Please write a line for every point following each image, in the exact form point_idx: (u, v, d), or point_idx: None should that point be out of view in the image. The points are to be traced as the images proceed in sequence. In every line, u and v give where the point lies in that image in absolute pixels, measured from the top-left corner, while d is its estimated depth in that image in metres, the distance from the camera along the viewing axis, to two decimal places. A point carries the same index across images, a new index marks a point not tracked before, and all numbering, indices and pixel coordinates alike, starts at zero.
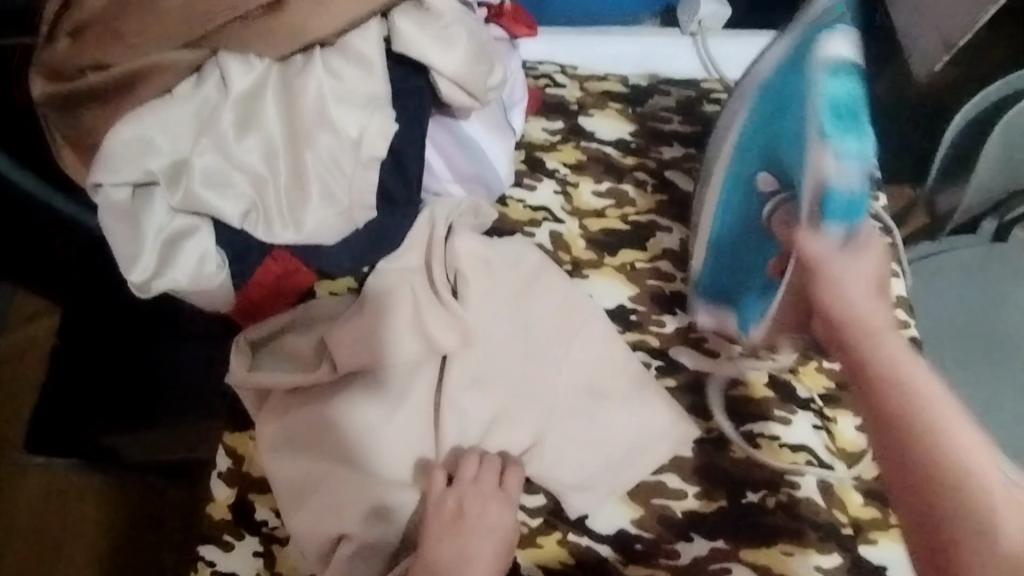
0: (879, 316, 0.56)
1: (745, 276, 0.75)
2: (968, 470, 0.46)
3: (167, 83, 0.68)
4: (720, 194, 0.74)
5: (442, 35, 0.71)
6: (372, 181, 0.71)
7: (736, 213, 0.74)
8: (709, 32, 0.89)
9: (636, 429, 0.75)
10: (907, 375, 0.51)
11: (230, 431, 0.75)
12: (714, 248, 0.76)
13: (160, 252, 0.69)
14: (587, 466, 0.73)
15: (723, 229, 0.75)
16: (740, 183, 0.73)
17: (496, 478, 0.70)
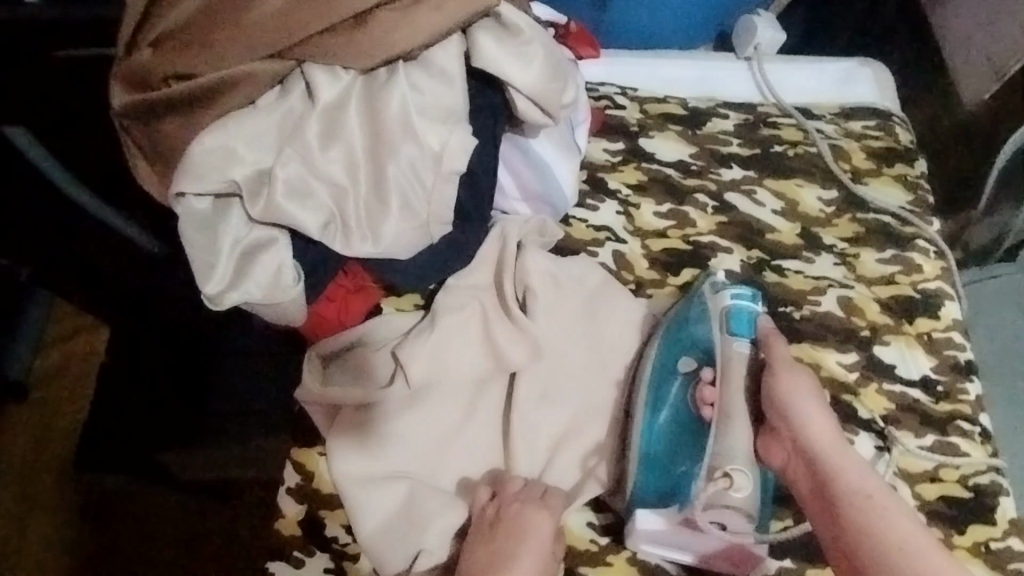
0: (805, 399, 0.70)
1: (679, 458, 0.72)
2: (872, 506, 0.65)
3: (252, 93, 0.68)
4: (660, 357, 0.75)
5: (523, 52, 0.72)
6: (451, 196, 0.71)
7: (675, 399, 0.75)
8: (765, 57, 0.92)
9: None
10: (806, 421, 0.70)
11: (298, 447, 0.72)
12: (654, 402, 0.74)
13: (236, 263, 0.68)
14: None
15: (658, 429, 0.73)
16: (669, 365, 0.75)
17: (540, 492, 0.70)
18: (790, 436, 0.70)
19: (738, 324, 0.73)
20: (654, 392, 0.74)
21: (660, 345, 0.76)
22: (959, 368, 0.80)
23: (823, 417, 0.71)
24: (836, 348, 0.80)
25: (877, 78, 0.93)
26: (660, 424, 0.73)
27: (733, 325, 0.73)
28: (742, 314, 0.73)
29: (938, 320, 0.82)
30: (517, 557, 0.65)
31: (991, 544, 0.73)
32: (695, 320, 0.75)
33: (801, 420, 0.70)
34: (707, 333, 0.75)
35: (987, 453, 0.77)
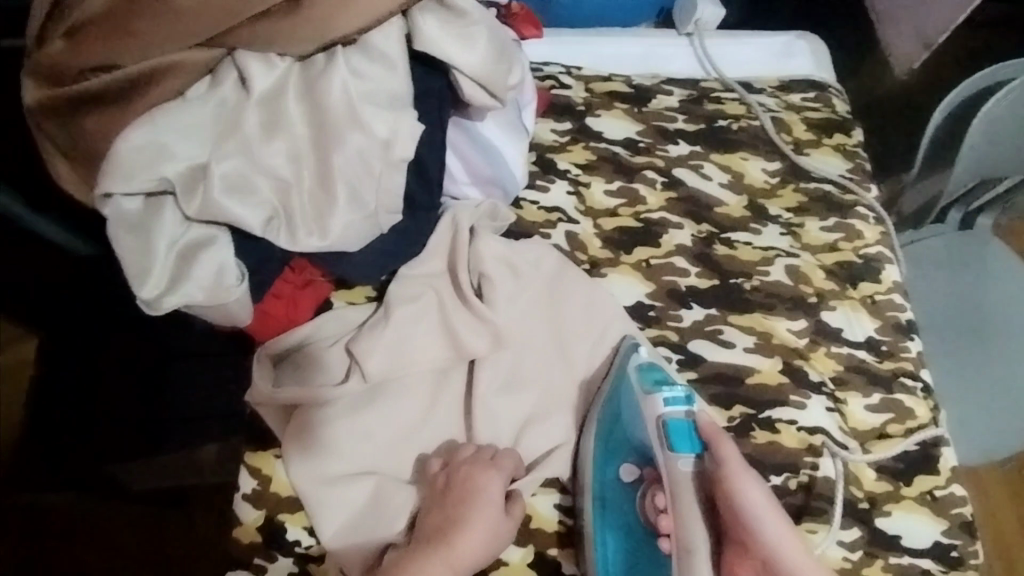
0: (759, 502, 0.62)
1: None
2: None
3: (180, 84, 0.64)
4: (596, 475, 0.71)
5: (465, 33, 0.70)
6: (400, 184, 0.68)
7: (621, 513, 0.70)
8: (706, 33, 0.92)
9: None
10: (764, 528, 0.61)
11: (252, 449, 0.70)
12: (601, 520, 0.70)
13: (174, 265, 0.65)
14: None
15: (612, 552, 0.68)
16: (609, 480, 0.72)
17: (491, 454, 0.70)
18: (756, 555, 0.61)
19: (673, 431, 0.67)
20: (595, 514, 0.70)
21: (595, 455, 0.72)
22: (901, 328, 0.84)
23: (787, 533, 0.62)
24: (785, 316, 0.82)
25: (813, 50, 0.94)
26: (613, 546, 0.69)
27: (671, 432, 0.67)
28: (675, 417, 0.68)
29: (880, 283, 0.85)
30: (468, 514, 0.65)
31: (936, 492, 0.77)
32: (628, 420, 0.72)
33: (759, 541, 0.61)
34: (643, 438, 0.71)
35: (932, 406, 0.81)
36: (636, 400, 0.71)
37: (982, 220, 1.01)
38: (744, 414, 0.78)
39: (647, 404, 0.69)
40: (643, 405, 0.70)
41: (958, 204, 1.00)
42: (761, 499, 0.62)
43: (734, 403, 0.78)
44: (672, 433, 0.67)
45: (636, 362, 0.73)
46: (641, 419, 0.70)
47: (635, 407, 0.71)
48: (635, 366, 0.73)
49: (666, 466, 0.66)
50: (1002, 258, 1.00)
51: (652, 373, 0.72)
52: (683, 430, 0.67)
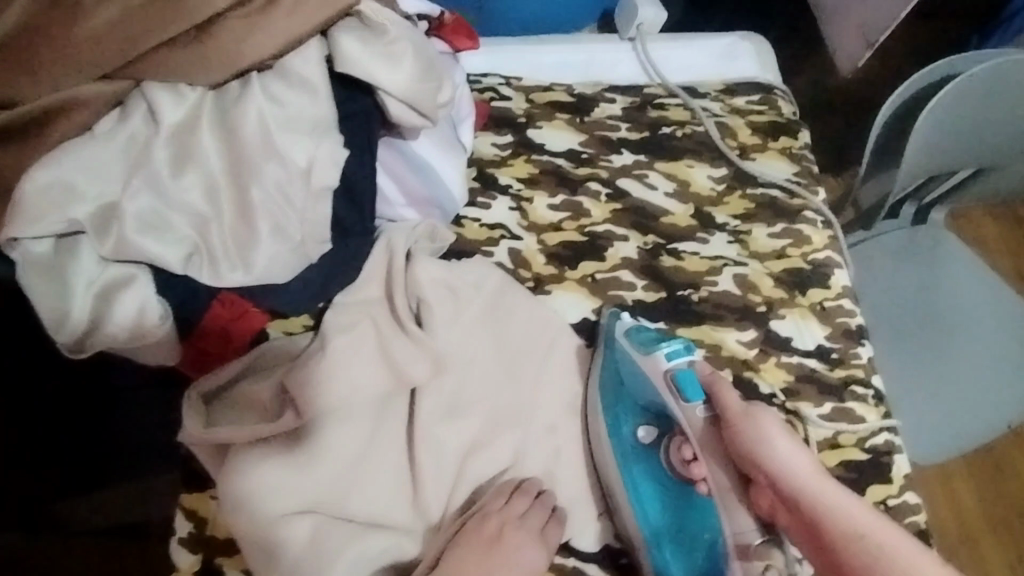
0: (767, 429, 0.69)
1: (686, 532, 0.68)
2: (879, 549, 0.61)
3: (87, 119, 0.61)
4: (613, 440, 0.72)
5: (387, 52, 0.68)
6: (326, 213, 0.67)
7: (648, 467, 0.72)
8: (648, 37, 0.90)
9: None
10: (773, 455, 0.67)
11: (187, 491, 0.68)
12: (630, 479, 0.71)
13: (92, 306, 0.63)
14: (576, 483, 0.74)
15: (649, 508, 0.70)
16: (625, 439, 0.73)
17: (541, 522, 0.68)
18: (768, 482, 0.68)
19: (683, 379, 0.73)
20: (627, 479, 0.71)
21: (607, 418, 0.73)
22: (851, 334, 0.83)
23: (797, 452, 0.68)
24: (735, 327, 0.81)
25: (757, 52, 0.93)
26: (648, 502, 0.70)
27: (681, 378, 0.72)
28: (682, 366, 0.73)
29: (829, 289, 0.84)
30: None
31: (890, 501, 0.76)
32: (631, 385, 0.75)
33: (773, 467, 0.67)
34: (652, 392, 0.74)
35: (882, 412, 0.80)
36: (636, 356, 0.74)
37: (934, 214, 1.02)
38: None
39: (651, 358, 0.73)
40: (647, 359, 0.73)
41: (910, 200, 1.00)
42: (767, 428, 0.69)
43: None
44: (681, 379, 0.73)
45: (623, 325, 0.76)
46: (648, 379, 0.73)
47: (633, 367, 0.74)
48: (625, 330, 0.76)
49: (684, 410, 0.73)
50: (954, 252, 1.01)
51: (642, 333, 0.75)
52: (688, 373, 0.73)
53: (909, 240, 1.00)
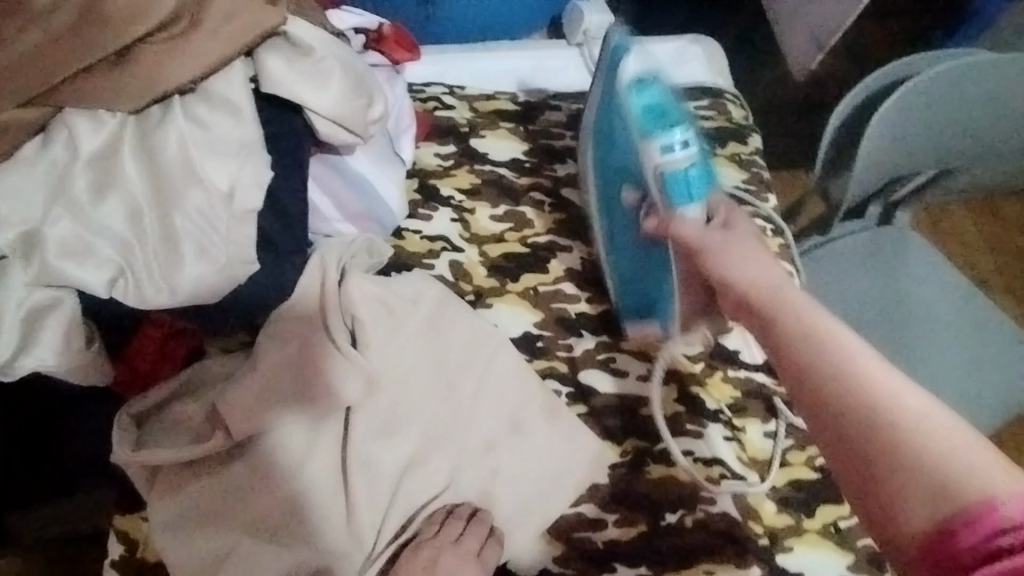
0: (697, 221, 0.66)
1: (639, 273, 0.76)
2: (884, 400, 0.45)
3: (10, 146, 0.61)
4: (598, 173, 0.78)
5: (315, 71, 0.67)
6: (251, 235, 0.66)
7: (622, 215, 0.76)
8: (596, 43, 0.89)
9: (553, 455, 0.73)
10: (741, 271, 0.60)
11: (121, 513, 0.69)
12: (606, 208, 0.78)
13: (20, 331, 0.63)
14: (519, 498, 0.72)
15: (624, 245, 0.77)
16: (607, 157, 0.77)
17: (477, 547, 0.68)
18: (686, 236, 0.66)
19: (674, 180, 0.66)
20: (604, 201, 0.78)
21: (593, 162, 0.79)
22: None
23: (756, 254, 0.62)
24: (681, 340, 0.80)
25: (707, 54, 0.92)
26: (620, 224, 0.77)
27: (682, 180, 0.66)
28: (675, 176, 0.66)
29: None
30: None
31: (839, 523, 0.73)
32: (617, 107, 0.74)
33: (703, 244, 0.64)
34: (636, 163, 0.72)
35: None
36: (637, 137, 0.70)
37: (900, 216, 1.00)
38: (636, 448, 0.75)
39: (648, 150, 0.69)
40: (646, 149, 0.69)
41: (876, 199, 0.98)
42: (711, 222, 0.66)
43: (627, 437, 0.75)
44: (677, 175, 0.66)
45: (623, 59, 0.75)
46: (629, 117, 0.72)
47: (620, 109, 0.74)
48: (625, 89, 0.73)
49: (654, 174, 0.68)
50: (917, 251, 0.99)
51: (646, 90, 0.71)
52: (690, 182, 0.66)
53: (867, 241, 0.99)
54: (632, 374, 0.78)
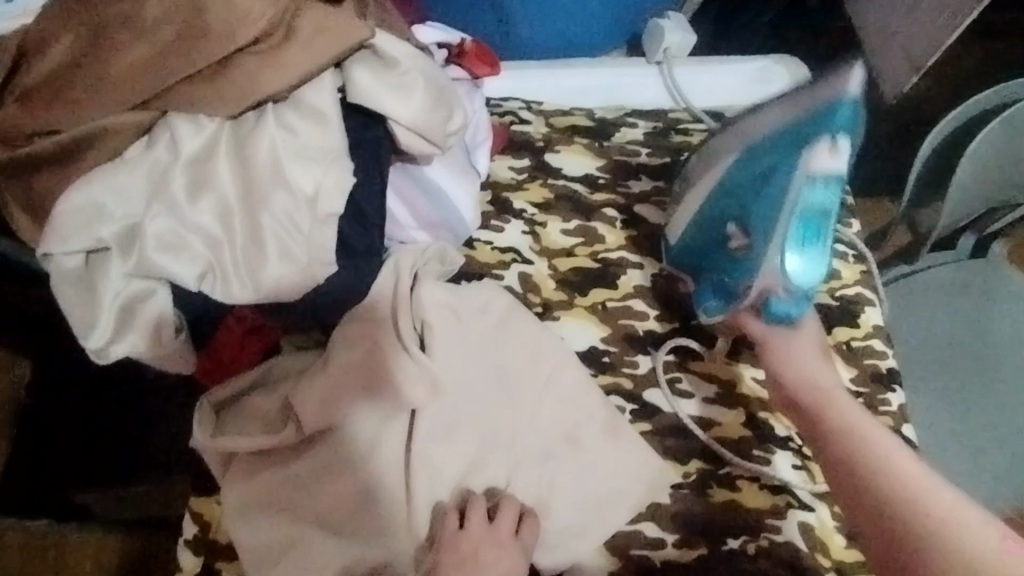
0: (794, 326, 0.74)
1: (711, 256, 0.77)
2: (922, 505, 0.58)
3: (118, 146, 0.66)
4: (720, 182, 0.74)
5: (398, 82, 0.70)
6: (332, 237, 0.69)
7: (720, 220, 0.75)
8: (675, 61, 0.88)
9: (611, 475, 0.72)
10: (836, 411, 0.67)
11: (196, 495, 0.72)
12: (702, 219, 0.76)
13: (117, 318, 0.67)
14: (575, 511, 0.71)
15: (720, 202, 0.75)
16: (734, 188, 0.74)
17: (512, 527, 0.67)
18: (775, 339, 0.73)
19: (775, 309, 0.72)
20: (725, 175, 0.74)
21: (721, 179, 0.74)
22: (881, 378, 0.79)
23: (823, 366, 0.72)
24: (749, 363, 0.80)
25: (792, 75, 0.89)
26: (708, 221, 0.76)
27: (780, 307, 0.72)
28: (778, 305, 0.72)
29: (858, 328, 0.81)
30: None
31: None
32: (782, 163, 0.69)
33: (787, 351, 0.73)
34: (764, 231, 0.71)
35: None
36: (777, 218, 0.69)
37: (996, 247, 0.95)
38: (701, 469, 0.74)
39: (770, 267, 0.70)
40: (772, 253, 0.70)
41: (970, 228, 0.94)
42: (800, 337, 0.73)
43: (692, 457, 0.75)
44: (796, 270, 0.71)
45: (827, 143, 0.67)
46: (785, 200, 0.69)
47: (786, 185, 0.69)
48: (804, 179, 0.68)
49: (765, 269, 0.71)
50: (1017, 288, 0.92)
51: (824, 189, 0.69)
52: (805, 279, 0.71)
53: (943, 284, 0.93)
54: (669, 257, 0.81)
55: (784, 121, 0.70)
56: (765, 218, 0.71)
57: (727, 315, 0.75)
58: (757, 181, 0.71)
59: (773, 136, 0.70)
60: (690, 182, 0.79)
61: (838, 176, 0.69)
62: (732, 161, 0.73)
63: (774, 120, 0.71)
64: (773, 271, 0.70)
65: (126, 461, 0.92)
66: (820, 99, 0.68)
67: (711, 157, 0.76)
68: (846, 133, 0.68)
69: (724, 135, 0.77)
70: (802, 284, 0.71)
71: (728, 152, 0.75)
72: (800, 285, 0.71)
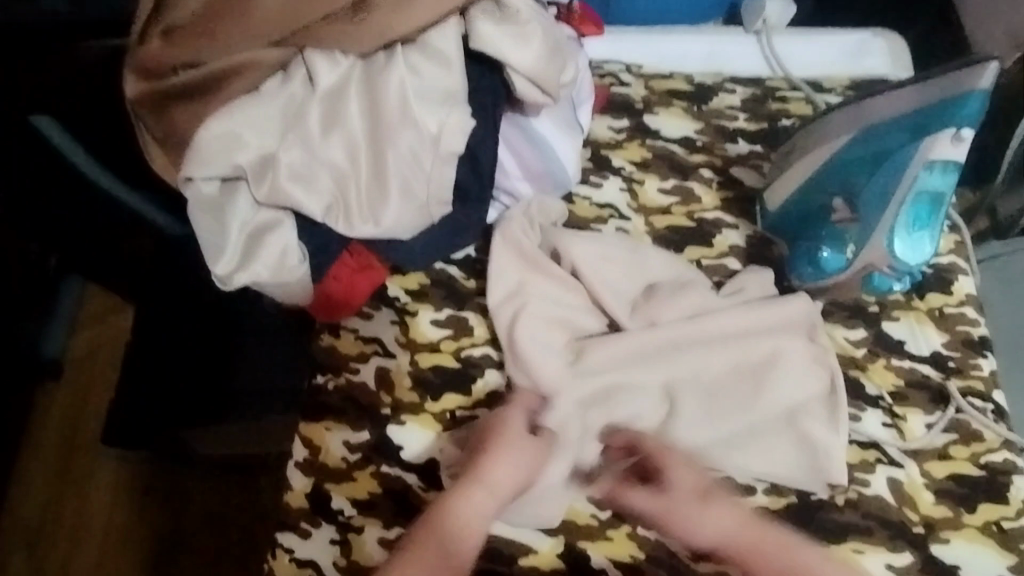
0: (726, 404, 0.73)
1: (809, 226, 0.78)
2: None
3: (256, 80, 0.70)
4: (828, 164, 0.75)
5: (520, 33, 0.72)
6: (450, 176, 0.73)
7: (822, 196, 0.76)
8: (773, 30, 0.93)
9: (791, 397, 0.73)
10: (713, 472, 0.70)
11: (306, 421, 0.75)
12: (803, 196, 0.77)
13: (244, 245, 0.71)
14: (732, 423, 0.72)
15: (823, 181, 0.76)
16: (842, 169, 0.74)
17: None
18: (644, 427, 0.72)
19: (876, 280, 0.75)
20: (835, 157, 0.74)
21: (828, 161, 0.74)
22: (972, 344, 0.80)
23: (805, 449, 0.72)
24: (844, 325, 0.81)
25: (889, 48, 0.93)
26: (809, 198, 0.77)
27: (874, 282, 0.76)
28: (880, 278, 0.75)
29: (950, 295, 0.82)
30: None
31: (1003, 523, 0.71)
32: (900, 146, 0.70)
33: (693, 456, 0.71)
34: (874, 215, 0.71)
35: (1004, 430, 0.76)
36: (888, 202, 0.70)
37: None
38: None
39: (874, 253, 0.71)
40: (878, 238, 0.71)
41: None
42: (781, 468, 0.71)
43: None
44: (902, 250, 0.72)
45: (950, 133, 0.67)
46: (897, 186, 0.70)
47: (898, 170, 0.70)
48: (921, 165, 0.68)
49: (869, 247, 0.72)
50: None
51: (939, 176, 0.69)
52: (912, 257, 0.72)
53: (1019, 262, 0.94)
54: (765, 222, 0.82)
55: (905, 109, 0.69)
56: (876, 200, 0.71)
57: (822, 284, 0.76)
58: (868, 163, 0.72)
59: (894, 121, 0.70)
60: (794, 154, 0.78)
61: (957, 164, 0.69)
62: (845, 140, 0.73)
63: (895, 105, 0.70)
64: (881, 249, 0.71)
65: (223, 395, 1.00)
66: (948, 89, 0.66)
67: (817, 135, 0.76)
68: (972, 124, 0.67)
69: (838, 109, 0.75)
70: (908, 263, 0.72)
71: (839, 134, 0.74)
72: (906, 264, 0.72)
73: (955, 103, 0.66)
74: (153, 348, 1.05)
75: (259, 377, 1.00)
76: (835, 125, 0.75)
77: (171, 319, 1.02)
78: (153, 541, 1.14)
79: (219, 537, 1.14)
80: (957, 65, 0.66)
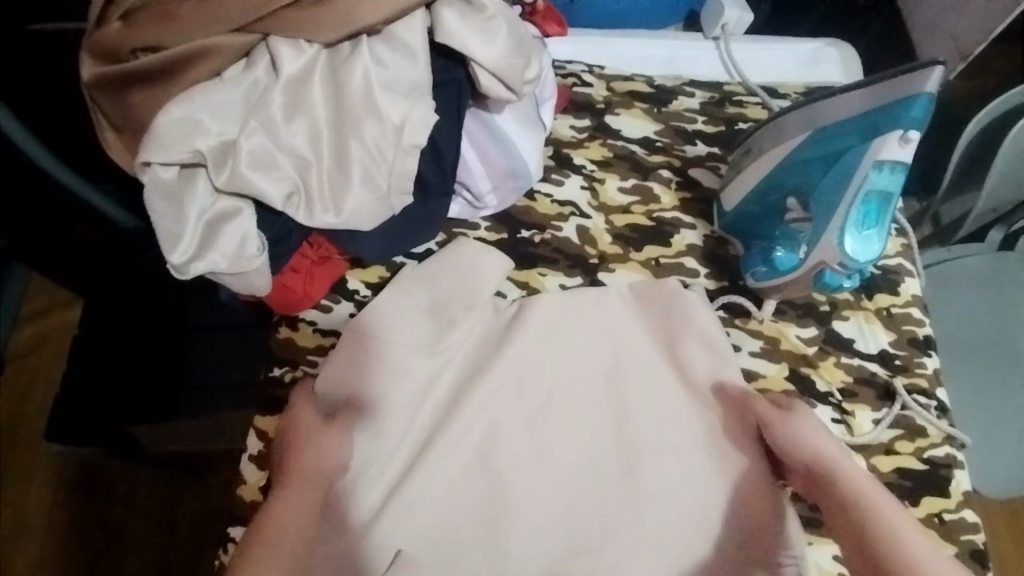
0: (644, 490, 0.74)
1: (766, 225, 0.81)
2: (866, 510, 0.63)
3: (217, 66, 0.70)
4: (783, 165, 0.76)
5: (484, 27, 0.73)
6: (412, 168, 0.73)
7: (773, 198, 0.79)
8: (732, 38, 0.96)
9: (659, 483, 0.74)
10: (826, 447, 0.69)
11: (261, 413, 0.74)
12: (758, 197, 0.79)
13: (202, 234, 0.70)
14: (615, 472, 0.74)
15: (778, 183, 0.77)
16: (795, 169, 0.75)
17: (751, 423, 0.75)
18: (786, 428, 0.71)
19: (828, 277, 0.76)
20: (793, 160, 0.75)
21: (782, 161, 0.76)
22: (917, 343, 0.82)
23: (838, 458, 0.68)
24: (796, 323, 0.83)
25: (842, 57, 0.96)
26: (765, 200, 0.79)
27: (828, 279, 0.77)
28: (830, 275, 0.76)
29: (897, 296, 0.85)
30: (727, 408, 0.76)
31: (944, 515, 0.74)
32: (850, 146, 0.71)
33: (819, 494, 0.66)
34: (825, 220, 0.73)
35: (946, 426, 0.78)
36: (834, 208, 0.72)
37: None
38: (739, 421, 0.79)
39: (823, 254, 0.73)
40: (826, 242, 0.73)
41: (998, 224, 1.01)
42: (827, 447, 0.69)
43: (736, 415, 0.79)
44: (852, 249, 0.72)
45: (897, 134, 0.67)
46: (846, 186, 0.71)
47: (847, 172, 0.71)
48: (870, 164, 0.69)
49: (820, 245, 0.73)
50: None
51: (888, 175, 0.70)
52: (861, 256, 0.73)
53: (959, 271, 1.00)
54: (722, 221, 0.84)
55: (854, 114, 0.69)
56: (827, 202, 0.73)
57: (774, 282, 0.79)
58: (819, 163, 0.73)
59: (844, 123, 0.70)
60: (753, 153, 0.80)
61: (905, 164, 0.69)
62: (801, 140, 0.74)
63: (846, 107, 0.70)
64: (831, 246, 0.72)
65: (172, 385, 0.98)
66: (894, 93, 0.66)
67: (775, 135, 0.77)
68: (920, 125, 0.67)
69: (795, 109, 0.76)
70: (856, 261, 0.73)
71: (793, 135, 0.75)
72: (856, 262, 0.73)
73: (895, 108, 0.66)
74: (95, 343, 1.03)
75: (213, 373, 0.97)
76: (789, 127, 0.76)
77: (116, 311, 1.01)
78: (98, 534, 1.13)
79: (170, 535, 1.13)
80: (906, 69, 0.66)
